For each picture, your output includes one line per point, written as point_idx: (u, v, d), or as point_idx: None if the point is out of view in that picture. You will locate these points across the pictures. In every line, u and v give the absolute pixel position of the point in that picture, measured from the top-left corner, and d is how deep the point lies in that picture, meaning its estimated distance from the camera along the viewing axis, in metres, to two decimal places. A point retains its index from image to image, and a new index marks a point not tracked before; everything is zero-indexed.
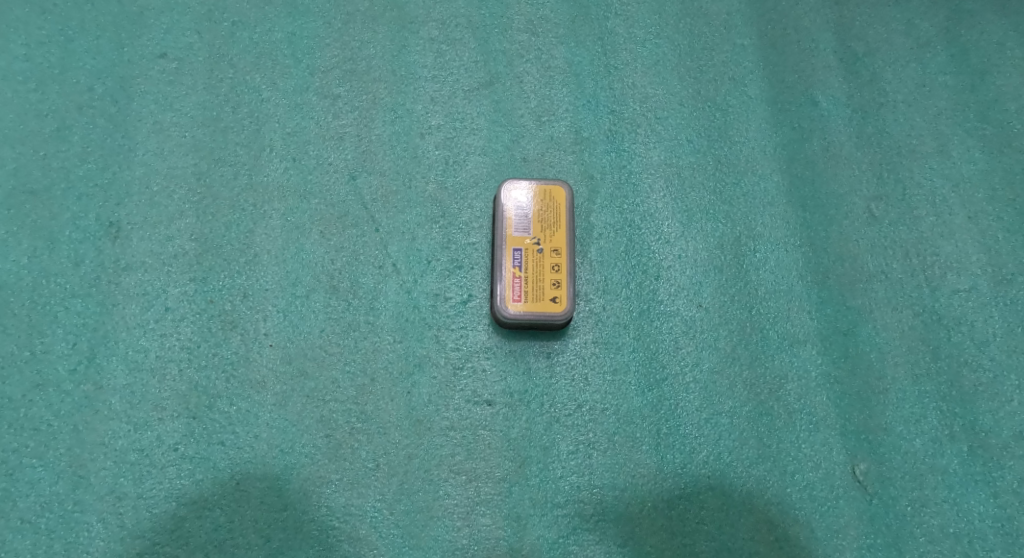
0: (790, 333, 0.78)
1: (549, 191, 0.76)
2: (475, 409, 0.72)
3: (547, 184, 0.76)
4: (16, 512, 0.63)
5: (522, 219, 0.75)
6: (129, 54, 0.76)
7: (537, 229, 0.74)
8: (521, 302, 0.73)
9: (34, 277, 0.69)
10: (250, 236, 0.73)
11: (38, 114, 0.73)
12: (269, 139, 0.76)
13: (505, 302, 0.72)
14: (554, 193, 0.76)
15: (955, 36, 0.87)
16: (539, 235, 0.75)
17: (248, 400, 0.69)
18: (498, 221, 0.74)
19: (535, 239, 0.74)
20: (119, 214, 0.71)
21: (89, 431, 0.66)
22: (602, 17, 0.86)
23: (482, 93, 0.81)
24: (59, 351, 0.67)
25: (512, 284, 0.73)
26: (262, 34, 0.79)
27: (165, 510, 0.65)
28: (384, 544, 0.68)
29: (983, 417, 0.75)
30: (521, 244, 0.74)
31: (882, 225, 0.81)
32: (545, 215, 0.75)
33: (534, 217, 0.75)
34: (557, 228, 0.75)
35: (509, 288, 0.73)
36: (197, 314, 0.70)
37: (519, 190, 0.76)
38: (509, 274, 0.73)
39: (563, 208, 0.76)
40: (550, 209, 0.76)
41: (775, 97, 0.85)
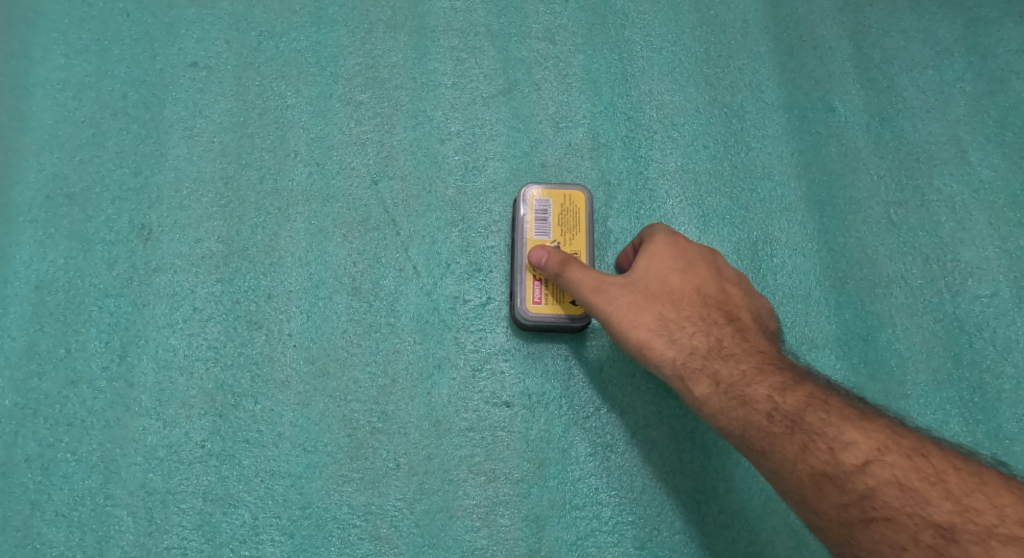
0: (807, 338, 0.78)
1: (569, 196, 0.77)
2: (494, 411, 0.73)
3: (567, 188, 0.77)
4: (50, 505, 0.65)
5: (542, 222, 0.76)
6: (161, 63, 0.78)
7: (556, 232, 0.75)
8: (540, 303, 0.73)
9: (69, 277, 0.71)
10: (275, 239, 0.75)
11: (75, 120, 0.76)
12: (294, 145, 0.78)
13: (525, 304, 0.73)
14: (574, 198, 0.77)
15: (973, 43, 0.87)
16: (558, 239, 0.75)
17: (273, 398, 0.71)
18: (519, 224, 0.75)
19: (554, 242, 0.75)
20: (150, 217, 0.74)
21: (121, 427, 0.68)
22: (620, 25, 0.87)
23: (501, 100, 0.83)
24: (93, 349, 0.69)
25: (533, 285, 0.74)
26: (288, 43, 0.81)
27: (193, 506, 0.67)
28: (405, 543, 0.69)
29: (1007, 424, 0.74)
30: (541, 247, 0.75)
31: (901, 230, 0.81)
32: (564, 220, 0.76)
33: (554, 220, 0.76)
34: (576, 233, 0.76)
35: (531, 289, 0.73)
36: (223, 314, 0.72)
37: (539, 193, 0.76)
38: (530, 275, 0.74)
39: (583, 213, 0.77)
40: (570, 214, 0.76)
41: (791, 104, 0.85)
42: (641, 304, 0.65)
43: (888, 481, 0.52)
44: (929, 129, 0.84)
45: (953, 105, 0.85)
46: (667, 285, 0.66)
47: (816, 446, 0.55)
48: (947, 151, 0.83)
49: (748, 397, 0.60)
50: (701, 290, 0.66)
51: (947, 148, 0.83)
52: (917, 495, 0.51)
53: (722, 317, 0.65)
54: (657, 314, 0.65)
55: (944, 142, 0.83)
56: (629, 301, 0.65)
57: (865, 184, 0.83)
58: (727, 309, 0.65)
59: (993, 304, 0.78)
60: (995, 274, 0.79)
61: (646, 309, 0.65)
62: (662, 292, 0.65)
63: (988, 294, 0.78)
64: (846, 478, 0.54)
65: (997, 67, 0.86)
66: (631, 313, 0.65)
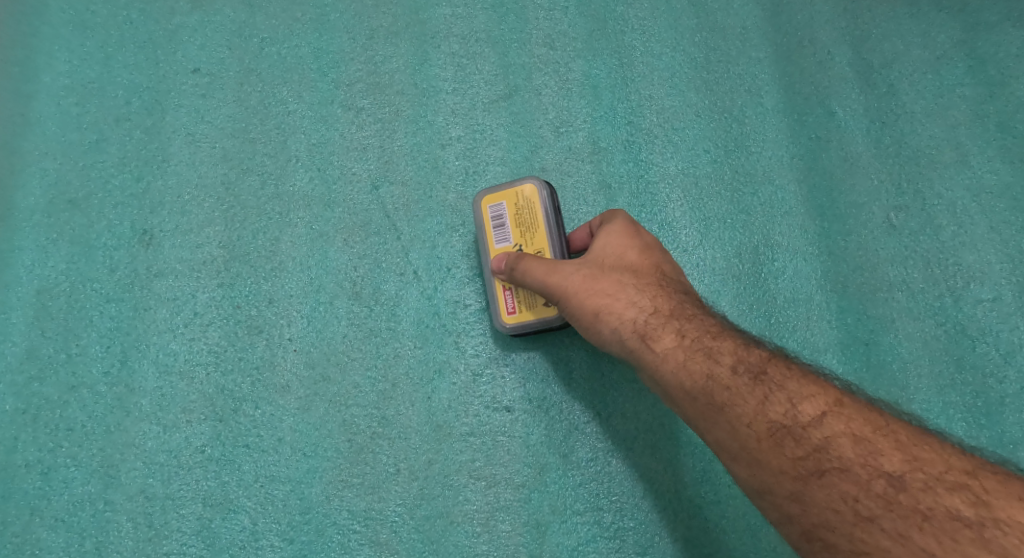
0: (809, 342, 0.78)
1: (521, 193, 0.73)
2: (495, 416, 0.73)
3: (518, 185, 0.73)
4: (50, 510, 0.65)
5: (502, 227, 0.73)
6: (164, 70, 0.79)
7: (517, 235, 0.72)
8: (515, 312, 0.72)
9: (71, 282, 0.71)
10: (276, 244, 0.75)
11: (78, 127, 0.76)
12: (295, 151, 0.78)
13: (500, 316, 0.72)
14: (528, 194, 0.73)
15: (973, 47, 0.86)
16: (519, 240, 0.72)
17: (273, 403, 0.70)
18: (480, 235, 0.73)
19: (517, 246, 0.72)
20: (152, 222, 0.74)
21: (121, 431, 0.68)
22: (621, 30, 0.87)
23: (501, 105, 0.83)
24: (94, 353, 0.69)
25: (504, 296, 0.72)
26: (289, 50, 0.81)
27: (193, 511, 0.67)
28: (404, 549, 0.69)
29: (1012, 429, 0.74)
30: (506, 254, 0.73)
31: (902, 235, 0.81)
32: (525, 219, 0.73)
33: (512, 223, 0.73)
34: (536, 230, 0.72)
35: (502, 300, 0.72)
36: (224, 319, 0.72)
37: (494, 198, 0.74)
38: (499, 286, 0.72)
39: (539, 207, 0.72)
40: (529, 212, 0.73)
41: (791, 109, 0.85)
42: (597, 274, 0.65)
43: (843, 431, 0.52)
44: (930, 133, 0.84)
45: (953, 109, 0.84)
46: (624, 261, 0.66)
47: (770, 397, 0.55)
48: (948, 155, 0.83)
49: (707, 356, 0.59)
50: (658, 267, 0.66)
51: (948, 152, 0.83)
52: (874, 440, 0.51)
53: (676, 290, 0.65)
54: (614, 282, 0.65)
55: (945, 147, 0.83)
56: (586, 272, 0.66)
57: (865, 188, 0.82)
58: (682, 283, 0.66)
59: (997, 308, 0.77)
60: (998, 277, 0.78)
61: (604, 278, 0.65)
62: (618, 266, 0.66)
63: (991, 299, 0.78)
64: (802, 431, 0.53)
65: (997, 72, 0.85)
66: (587, 282, 0.65)
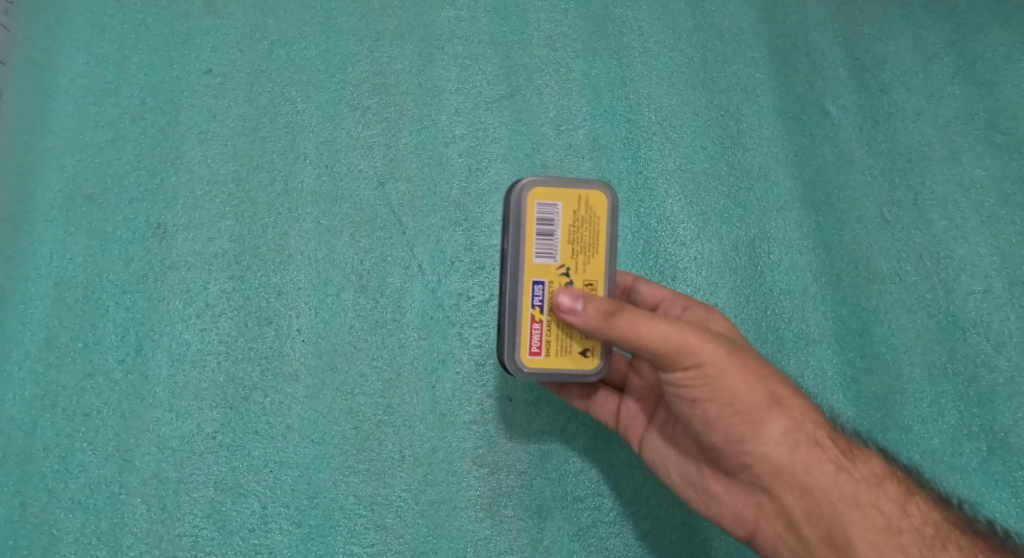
0: (804, 333, 0.80)
1: (585, 200, 0.61)
2: (497, 404, 0.75)
3: (585, 192, 0.61)
4: (67, 493, 0.67)
5: (546, 241, 0.59)
6: (178, 71, 0.82)
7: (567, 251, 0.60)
8: (538, 353, 0.59)
9: (87, 274, 0.74)
10: (285, 238, 0.77)
11: (95, 125, 0.79)
12: (303, 148, 0.81)
13: (518, 353, 0.59)
14: (592, 203, 0.61)
15: (961, 48, 0.88)
16: (566, 262, 0.59)
17: (282, 392, 0.73)
18: (513, 246, 0.59)
19: (561, 269, 0.59)
20: (166, 216, 0.76)
21: (136, 417, 0.70)
22: (619, 32, 0.90)
23: (504, 104, 0.86)
24: (109, 342, 0.72)
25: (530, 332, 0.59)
26: (298, 51, 0.84)
27: (204, 495, 0.69)
28: (410, 533, 0.71)
29: (1002, 417, 0.76)
30: (542, 275, 0.59)
31: (894, 229, 0.82)
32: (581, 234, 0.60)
33: (563, 238, 0.60)
34: (592, 255, 0.60)
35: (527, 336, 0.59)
36: (235, 310, 0.74)
37: (544, 202, 0.60)
38: (527, 317, 0.59)
39: (605, 224, 0.61)
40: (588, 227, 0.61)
41: (786, 108, 0.88)
42: (743, 357, 0.56)
43: (922, 518, 0.60)
44: (921, 131, 0.86)
45: (943, 108, 0.86)
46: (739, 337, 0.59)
47: (863, 478, 0.60)
48: (939, 152, 0.85)
49: (834, 455, 0.58)
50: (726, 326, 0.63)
51: (939, 149, 0.85)
52: (909, 500, 0.61)
53: None
54: (759, 366, 0.57)
55: (936, 144, 0.85)
56: (732, 345, 0.56)
57: (859, 183, 0.84)
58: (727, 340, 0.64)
59: (987, 300, 0.79)
60: (988, 270, 0.80)
61: (751, 363, 0.56)
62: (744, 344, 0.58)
63: (981, 291, 0.80)
64: (898, 518, 0.59)
65: (985, 72, 0.87)
66: (743, 375, 0.55)
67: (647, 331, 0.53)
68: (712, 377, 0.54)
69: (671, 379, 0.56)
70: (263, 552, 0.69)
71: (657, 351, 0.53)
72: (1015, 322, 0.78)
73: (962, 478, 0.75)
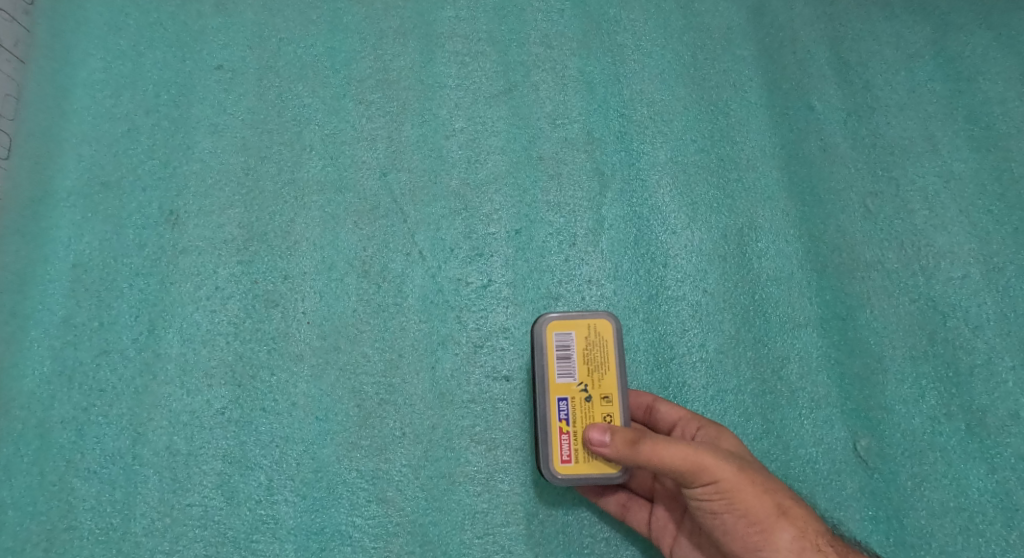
0: (790, 317, 0.82)
1: (595, 327, 0.70)
2: (495, 384, 0.78)
3: (592, 318, 0.70)
4: (83, 463, 0.71)
5: (566, 362, 0.68)
6: (190, 67, 0.85)
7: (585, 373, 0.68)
8: (569, 462, 0.66)
9: (104, 257, 0.77)
10: (291, 225, 0.81)
11: (111, 117, 0.83)
12: (310, 140, 0.84)
13: (550, 463, 0.66)
14: (602, 329, 0.69)
15: (941, 47, 0.92)
16: (583, 377, 0.68)
17: (288, 370, 0.76)
18: (539, 366, 0.68)
19: (580, 385, 0.67)
20: (178, 204, 0.80)
21: (149, 393, 0.73)
22: (613, 31, 0.94)
23: (502, 99, 0.89)
24: (124, 322, 0.75)
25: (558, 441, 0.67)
26: (305, 49, 0.88)
27: (213, 467, 0.72)
28: (410, 506, 0.73)
29: (980, 397, 0.79)
30: (566, 391, 0.67)
31: (877, 218, 0.85)
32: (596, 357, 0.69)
33: (580, 358, 0.69)
34: (605, 369, 0.68)
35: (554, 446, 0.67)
36: (243, 292, 0.78)
37: (562, 332, 0.70)
38: (554, 427, 0.67)
39: (613, 344, 0.69)
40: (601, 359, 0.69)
41: (773, 103, 0.91)
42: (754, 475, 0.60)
43: None
44: (903, 125, 0.89)
45: (924, 103, 0.90)
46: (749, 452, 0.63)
47: None
48: (920, 146, 0.88)
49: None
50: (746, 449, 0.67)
51: (920, 143, 0.88)
52: None
53: None
54: (769, 482, 0.60)
55: (917, 138, 0.88)
56: (742, 461, 0.60)
57: (843, 175, 0.88)
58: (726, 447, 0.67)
59: (965, 286, 0.82)
60: (966, 257, 0.83)
61: (762, 478, 0.60)
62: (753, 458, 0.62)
63: (959, 277, 0.83)
64: None
65: (964, 69, 0.91)
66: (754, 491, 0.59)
67: (668, 452, 0.57)
68: (729, 493, 0.59)
69: (693, 493, 0.60)
70: (269, 523, 0.71)
71: (670, 472, 0.58)
72: (992, 307, 0.82)
73: (942, 455, 0.77)
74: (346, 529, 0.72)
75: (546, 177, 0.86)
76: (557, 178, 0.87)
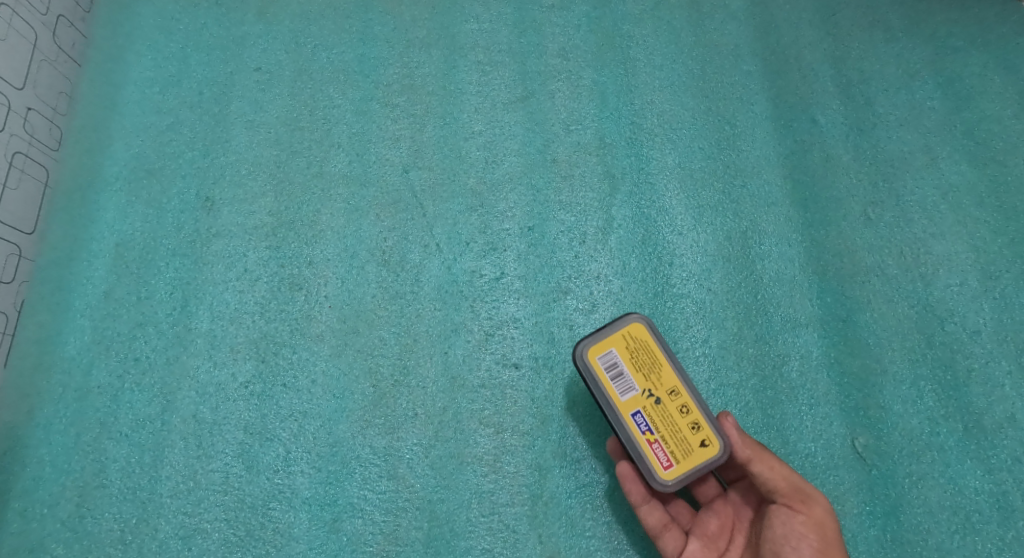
0: (791, 316, 0.84)
1: (629, 334, 0.70)
2: (504, 371, 0.81)
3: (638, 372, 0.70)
4: (117, 426, 0.76)
5: (622, 382, 0.69)
6: (232, 68, 0.92)
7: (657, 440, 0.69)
8: (595, 358, 0.70)
9: (145, 238, 0.83)
10: (318, 214, 0.86)
11: (160, 111, 0.89)
12: (338, 137, 0.90)
13: (590, 359, 0.70)
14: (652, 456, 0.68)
15: (941, 67, 0.96)
16: (643, 384, 0.69)
17: (309, 350, 0.80)
18: (627, 380, 0.69)
19: (648, 394, 0.69)
20: (214, 191, 0.86)
21: (179, 364, 0.78)
22: (626, 45, 0.98)
23: (518, 106, 0.94)
24: (159, 297, 0.81)
25: (613, 382, 0.69)
26: (337, 55, 0.94)
27: (236, 436, 0.76)
28: (420, 483, 0.76)
29: (977, 399, 0.80)
30: (636, 405, 0.69)
31: (877, 226, 0.88)
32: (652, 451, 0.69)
33: (638, 379, 0.69)
34: (655, 369, 0.70)
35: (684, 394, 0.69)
36: (270, 275, 0.83)
37: (625, 375, 0.70)
38: (643, 442, 0.69)
39: (603, 377, 0.70)
40: (657, 475, 0.68)
41: (778, 116, 0.95)
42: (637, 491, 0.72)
43: None
44: (903, 140, 0.92)
45: (924, 120, 0.93)
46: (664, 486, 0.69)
47: None
48: (920, 159, 0.91)
49: None
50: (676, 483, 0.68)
51: (920, 157, 0.91)
52: None
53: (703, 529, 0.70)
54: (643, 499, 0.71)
55: (917, 152, 0.92)
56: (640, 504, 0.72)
57: (845, 185, 0.90)
58: (831, 523, 0.64)
59: (962, 292, 0.84)
60: (965, 265, 0.85)
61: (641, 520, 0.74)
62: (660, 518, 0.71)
63: (957, 284, 0.85)
64: None
65: (963, 88, 0.95)
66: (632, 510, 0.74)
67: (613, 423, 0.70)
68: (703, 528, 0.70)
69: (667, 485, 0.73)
70: (285, 492, 0.75)
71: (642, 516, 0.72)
72: (988, 313, 0.83)
73: (939, 455, 0.78)
74: (357, 502, 0.75)
75: (559, 179, 0.90)
76: (570, 179, 0.91)
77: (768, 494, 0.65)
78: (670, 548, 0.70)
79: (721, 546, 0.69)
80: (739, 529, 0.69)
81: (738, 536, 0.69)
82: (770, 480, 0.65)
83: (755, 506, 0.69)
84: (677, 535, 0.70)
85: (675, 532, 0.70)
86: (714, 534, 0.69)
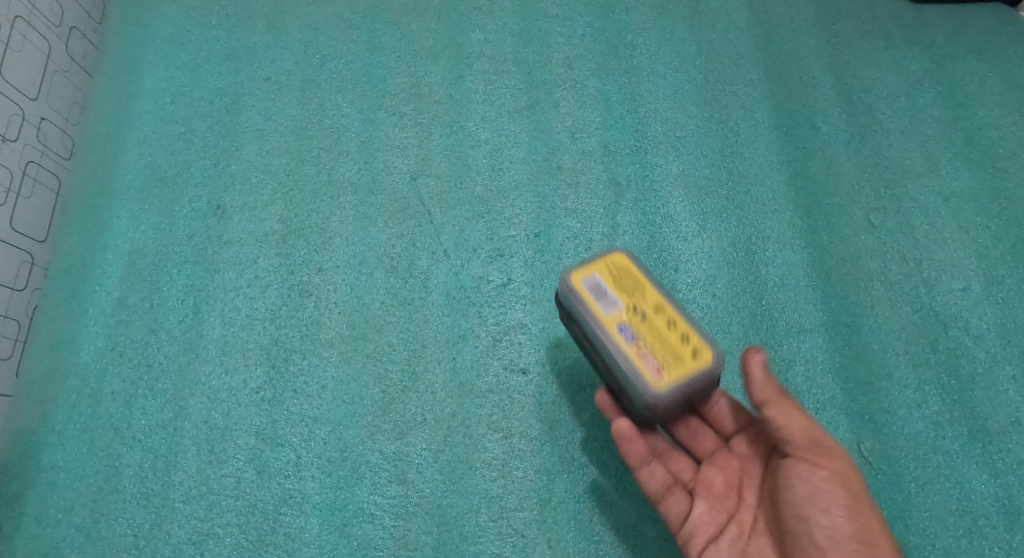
0: (796, 321, 0.85)
1: (612, 263, 0.67)
2: (512, 376, 0.82)
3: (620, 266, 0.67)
4: (129, 432, 0.76)
5: (604, 297, 0.64)
6: (242, 78, 0.93)
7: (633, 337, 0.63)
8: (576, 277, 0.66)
9: (157, 246, 0.84)
10: (327, 222, 0.87)
11: (171, 121, 0.90)
12: (346, 146, 0.91)
13: (573, 277, 0.65)
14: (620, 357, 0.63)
15: (940, 76, 0.98)
16: (629, 303, 0.64)
17: (318, 356, 0.81)
18: (608, 295, 0.64)
19: (630, 307, 0.64)
20: (225, 200, 0.87)
21: (191, 370, 0.79)
22: (630, 55, 1.00)
23: (524, 114, 0.95)
24: (171, 304, 0.82)
25: (597, 301, 0.64)
26: (346, 65, 0.95)
27: (247, 442, 0.77)
28: (429, 488, 0.77)
29: (982, 404, 0.80)
30: (618, 319, 0.63)
31: (880, 232, 0.89)
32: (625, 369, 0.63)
33: (620, 295, 0.64)
34: (640, 289, 0.65)
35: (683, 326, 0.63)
36: (280, 282, 0.84)
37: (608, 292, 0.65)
38: (632, 353, 0.62)
39: (588, 306, 0.64)
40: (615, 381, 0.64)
41: (781, 123, 0.96)
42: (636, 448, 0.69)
43: None
44: (904, 147, 0.94)
45: (924, 127, 0.94)
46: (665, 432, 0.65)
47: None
48: (921, 166, 0.92)
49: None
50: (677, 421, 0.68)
51: (921, 163, 0.92)
52: None
53: (705, 487, 0.65)
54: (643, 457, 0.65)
55: (918, 158, 0.93)
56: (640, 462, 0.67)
57: (848, 192, 0.91)
58: (856, 478, 0.59)
59: (965, 297, 0.85)
60: (967, 270, 0.86)
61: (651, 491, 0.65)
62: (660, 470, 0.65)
63: (960, 289, 0.85)
64: None
65: (962, 97, 0.96)
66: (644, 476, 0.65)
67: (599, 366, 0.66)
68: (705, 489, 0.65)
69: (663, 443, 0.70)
70: (296, 497, 0.75)
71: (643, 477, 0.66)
72: (991, 318, 0.84)
73: (944, 459, 0.78)
74: (366, 507, 0.75)
75: (565, 186, 0.91)
76: (576, 186, 0.92)
77: (784, 446, 0.60)
78: (675, 512, 0.65)
79: (729, 504, 0.64)
80: (749, 487, 0.64)
81: (748, 494, 0.63)
82: (786, 432, 0.60)
83: (766, 463, 0.64)
84: (682, 498, 0.65)
85: (680, 495, 0.65)
86: (721, 492, 0.64)
